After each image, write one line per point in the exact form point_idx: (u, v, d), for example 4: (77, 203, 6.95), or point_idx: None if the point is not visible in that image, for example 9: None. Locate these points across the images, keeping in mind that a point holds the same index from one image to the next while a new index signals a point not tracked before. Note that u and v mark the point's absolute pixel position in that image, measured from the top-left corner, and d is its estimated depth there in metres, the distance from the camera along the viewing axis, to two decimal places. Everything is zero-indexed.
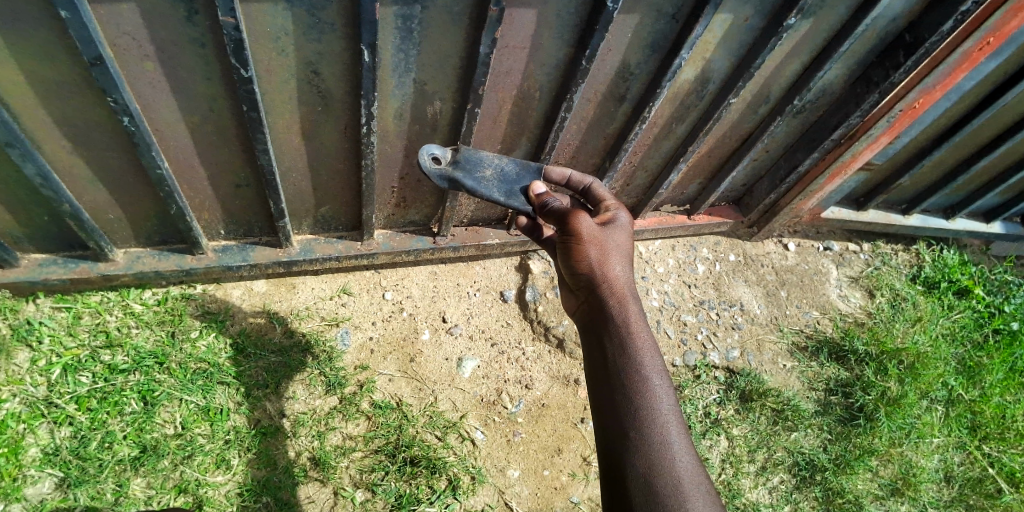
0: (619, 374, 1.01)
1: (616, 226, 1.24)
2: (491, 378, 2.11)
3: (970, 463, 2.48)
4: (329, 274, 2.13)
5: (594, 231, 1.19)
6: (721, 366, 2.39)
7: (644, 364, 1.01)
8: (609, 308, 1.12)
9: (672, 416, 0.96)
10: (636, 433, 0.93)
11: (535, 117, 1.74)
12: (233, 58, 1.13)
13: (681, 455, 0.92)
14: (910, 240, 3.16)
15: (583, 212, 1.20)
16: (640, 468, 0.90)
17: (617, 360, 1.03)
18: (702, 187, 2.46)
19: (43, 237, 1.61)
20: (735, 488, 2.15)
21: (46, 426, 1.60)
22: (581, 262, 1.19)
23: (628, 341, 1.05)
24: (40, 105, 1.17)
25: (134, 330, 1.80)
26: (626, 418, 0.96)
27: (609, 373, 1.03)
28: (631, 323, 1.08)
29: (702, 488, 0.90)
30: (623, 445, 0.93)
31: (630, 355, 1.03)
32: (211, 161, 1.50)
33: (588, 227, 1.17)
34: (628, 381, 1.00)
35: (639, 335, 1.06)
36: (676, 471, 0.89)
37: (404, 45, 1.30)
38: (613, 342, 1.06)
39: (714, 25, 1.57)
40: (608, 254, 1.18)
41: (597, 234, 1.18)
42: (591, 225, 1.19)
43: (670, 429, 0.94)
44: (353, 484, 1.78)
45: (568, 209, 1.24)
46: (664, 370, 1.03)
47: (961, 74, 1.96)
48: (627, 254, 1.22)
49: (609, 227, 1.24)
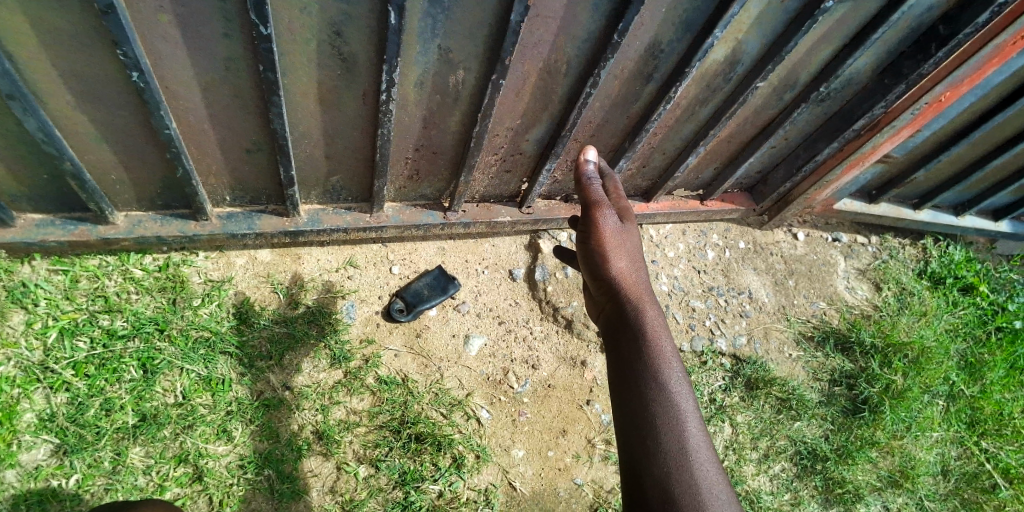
0: (632, 371, 0.90)
1: (632, 228, 1.17)
2: (498, 358, 2.08)
3: (966, 458, 2.50)
4: (336, 246, 2.07)
5: (613, 229, 1.13)
6: (727, 354, 2.37)
7: (662, 357, 0.90)
8: (623, 303, 1.03)
9: (693, 420, 0.83)
10: (651, 433, 0.81)
11: (559, 92, 1.68)
12: (255, 14, 1.07)
13: (701, 464, 0.78)
14: (918, 235, 3.14)
15: (604, 203, 1.16)
16: (654, 474, 0.76)
17: (630, 358, 0.93)
18: (717, 172, 2.42)
19: (42, 197, 1.54)
20: (737, 474, 2.16)
21: (42, 391, 1.56)
22: (592, 256, 1.13)
23: (641, 333, 0.95)
24: (44, 55, 1.09)
25: (134, 296, 1.75)
26: (639, 418, 0.83)
27: (624, 374, 0.92)
28: (647, 318, 0.98)
29: (729, 509, 0.74)
30: (637, 448, 0.81)
31: (643, 350, 0.92)
32: (222, 123, 1.43)
33: (608, 217, 1.13)
34: (640, 374, 0.89)
35: (654, 330, 0.96)
36: (696, 482, 0.75)
37: (433, 9, 1.23)
38: (624, 338, 0.97)
39: (751, 5, 1.51)
40: (618, 246, 1.11)
41: (614, 229, 1.13)
42: (610, 223, 1.12)
43: (690, 433, 0.81)
44: (356, 460, 1.75)
45: (587, 207, 1.17)
46: (685, 379, 0.90)
47: (991, 68, 1.92)
48: (640, 257, 1.14)
49: (627, 229, 1.16)
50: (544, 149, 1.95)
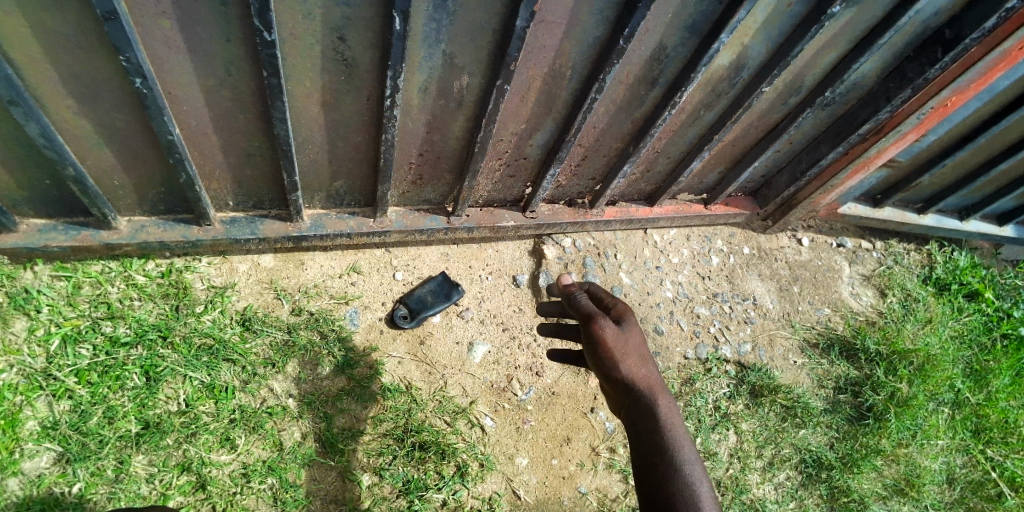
0: (654, 468, 0.99)
1: (630, 319, 1.21)
2: (502, 364, 2.07)
3: (972, 466, 2.49)
4: (340, 252, 2.05)
5: (613, 333, 1.16)
6: (732, 361, 2.35)
7: (677, 451, 0.99)
8: (636, 405, 1.10)
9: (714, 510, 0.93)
10: None
11: (563, 97, 1.67)
12: (258, 20, 1.06)
13: None
14: (922, 240, 3.12)
15: (598, 311, 1.18)
16: None
17: (650, 455, 1.01)
18: (721, 177, 2.41)
19: (44, 201, 1.53)
20: (742, 483, 2.15)
21: (44, 398, 1.55)
22: (600, 364, 1.16)
23: (656, 432, 1.03)
24: (46, 60, 1.08)
25: (136, 303, 1.74)
26: None
27: (647, 472, 1.00)
28: (658, 415, 1.06)
29: None
30: None
31: (661, 448, 1.01)
32: (225, 128, 1.42)
33: (605, 326, 1.16)
34: (661, 471, 0.98)
35: (667, 428, 1.04)
36: None
37: (437, 14, 1.22)
38: (643, 439, 1.04)
39: (757, 10, 1.49)
40: (622, 350, 1.14)
41: (614, 333, 1.16)
42: (609, 330, 1.15)
43: None
44: (359, 468, 1.74)
45: (584, 315, 1.20)
46: (701, 465, 0.99)
47: (997, 73, 1.91)
48: (643, 347, 1.19)
49: (625, 323, 1.20)
50: (547, 154, 1.94)
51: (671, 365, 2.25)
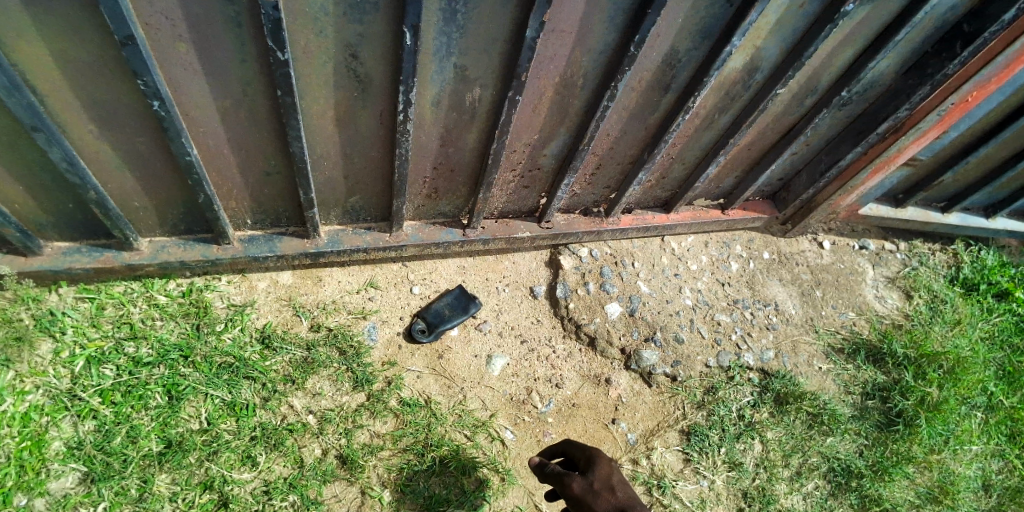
0: None
1: (599, 461, 1.17)
2: (521, 377, 2.05)
3: (1009, 471, 2.41)
4: (357, 267, 2.06)
5: (583, 483, 1.10)
6: (755, 368, 2.30)
7: None
8: None
9: None
10: None
11: (576, 106, 1.65)
12: (271, 39, 1.06)
13: None
14: (948, 239, 3.04)
15: (564, 471, 1.15)
16: None
17: None
18: (738, 181, 2.38)
19: (67, 225, 1.55)
20: (769, 493, 2.10)
21: (70, 419, 1.56)
22: None
23: None
24: (67, 87, 1.10)
25: (158, 322, 1.75)
26: None
27: None
28: None
29: None
30: None
31: None
32: (242, 148, 1.43)
33: (573, 478, 1.12)
34: None
35: None
36: None
37: (447, 27, 1.21)
38: None
39: (770, 10, 1.46)
40: (595, 489, 1.08)
41: (583, 483, 1.10)
42: (577, 482, 1.11)
43: None
44: (381, 484, 1.73)
45: (555, 481, 1.16)
46: None
47: (1018, 66, 1.85)
48: (618, 477, 1.12)
49: (595, 466, 1.15)
50: (561, 163, 1.92)
51: (693, 374, 2.21)
